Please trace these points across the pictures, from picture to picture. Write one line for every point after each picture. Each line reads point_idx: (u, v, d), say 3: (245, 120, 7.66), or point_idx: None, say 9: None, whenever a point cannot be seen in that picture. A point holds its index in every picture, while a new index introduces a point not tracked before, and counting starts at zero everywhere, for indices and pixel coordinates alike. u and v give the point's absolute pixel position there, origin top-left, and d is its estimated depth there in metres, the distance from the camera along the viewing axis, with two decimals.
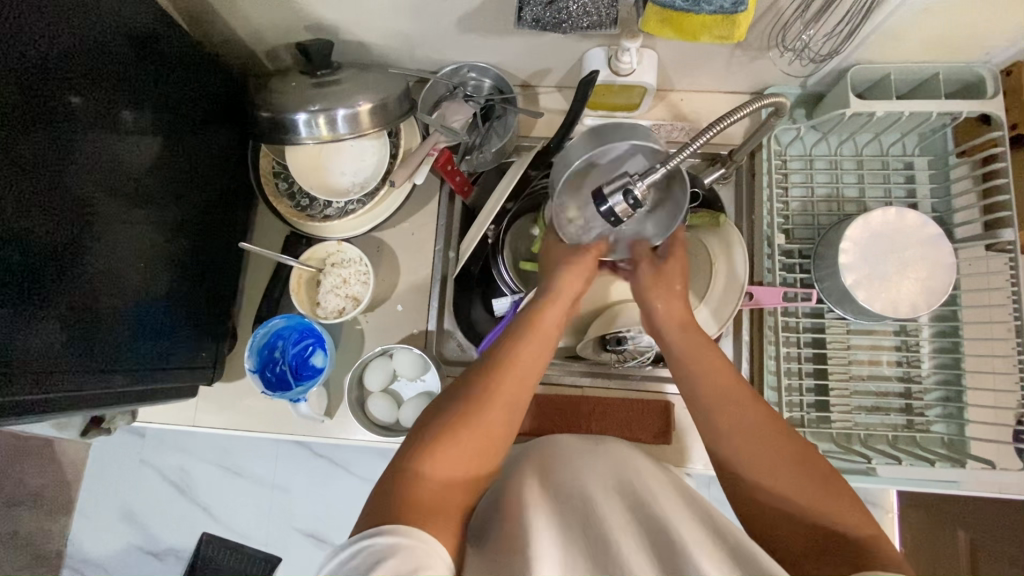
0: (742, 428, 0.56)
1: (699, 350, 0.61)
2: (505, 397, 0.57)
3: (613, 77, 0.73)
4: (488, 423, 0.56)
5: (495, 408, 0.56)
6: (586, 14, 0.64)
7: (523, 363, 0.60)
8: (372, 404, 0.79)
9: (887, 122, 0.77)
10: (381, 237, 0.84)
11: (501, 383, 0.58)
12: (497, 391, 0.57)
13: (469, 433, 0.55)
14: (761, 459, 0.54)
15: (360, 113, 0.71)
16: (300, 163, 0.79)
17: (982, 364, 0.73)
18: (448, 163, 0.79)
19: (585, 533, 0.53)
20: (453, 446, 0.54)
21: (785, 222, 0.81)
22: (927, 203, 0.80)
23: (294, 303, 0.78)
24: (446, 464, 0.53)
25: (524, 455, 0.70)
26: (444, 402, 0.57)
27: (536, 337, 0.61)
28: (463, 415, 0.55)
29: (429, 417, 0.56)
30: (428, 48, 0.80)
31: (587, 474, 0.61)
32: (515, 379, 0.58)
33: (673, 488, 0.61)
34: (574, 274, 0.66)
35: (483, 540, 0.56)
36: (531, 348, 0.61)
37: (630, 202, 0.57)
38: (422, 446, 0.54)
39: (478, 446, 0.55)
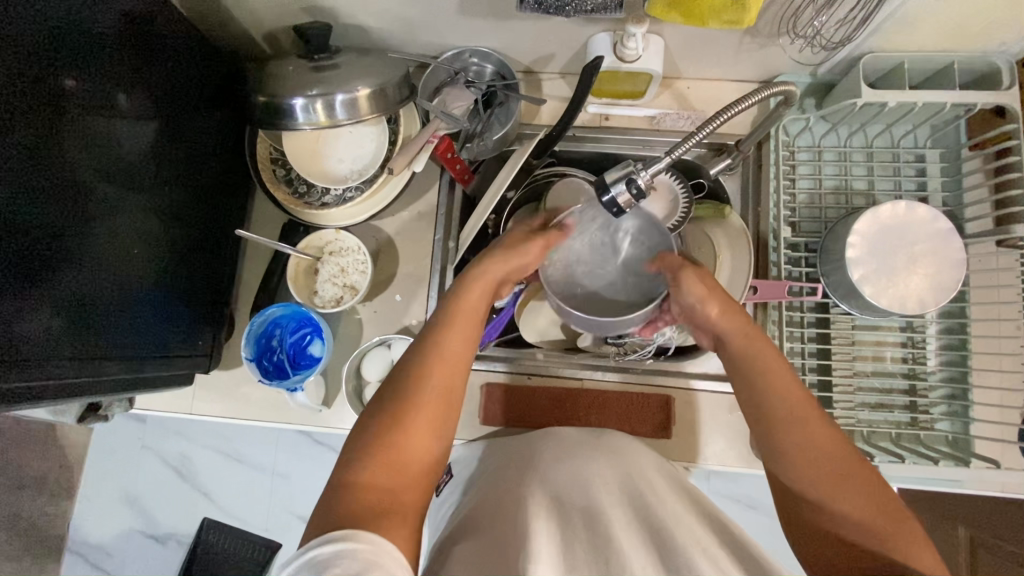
0: (802, 448, 0.52)
1: (761, 358, 0.55)
2: (437, 383, 0.55)
3: (619, 64, 0.71)
4: (425, 413, 0.54)
5: (431, 404, 0.54)
6: None
7: (452, 343, 0.57)
8: (369, 394, 0.78)
9: (899, 113, 0.75)
10: (380, 226, 0.83)
11: (429, 378, 0.55)
12: (428, 384, 0.55)
13: (411, 431, 0.53)
14: (813, 477, 0.51)
15: (359, 98, 0.69)
16: (297, 148, 0.77)
17: (989, 361, 0.72)
18: (449, 151, 0.76)
19: (584, 526, 0.52)
20: (396, 450, 0.52)
21: (792, 214, 0.80)
22: (937, 197, 0.78)
23: (291, 291, 0.77)
24: (402, 460, 0.52)
25: (517, 446, 0.69)
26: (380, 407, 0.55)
27: (465, 320, 0.58)
28: (398, 420, 0.53)
29: (367, 426, 0.54)
30: (429, 33, 0.78)
31: (587, 467, 0.61)
32: (447, 367, 0.56)
33: (673, 485, 0.60)
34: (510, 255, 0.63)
35: (473, 534, 0.55)
36: (461, 325, 0.58)
37: (634, 190, 0.56)
38: (363, 457, 0.52)
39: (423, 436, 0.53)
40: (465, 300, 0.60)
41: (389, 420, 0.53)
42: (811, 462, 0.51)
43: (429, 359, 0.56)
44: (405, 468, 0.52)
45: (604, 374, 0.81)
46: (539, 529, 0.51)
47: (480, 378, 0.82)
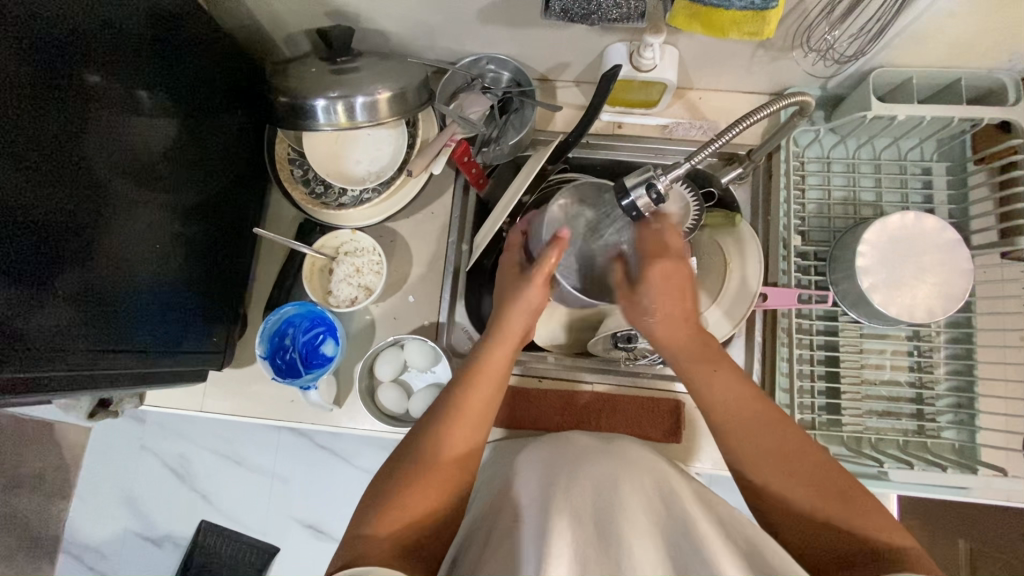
0: (749, 447, 0.57)
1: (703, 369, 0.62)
2: (464, 440, 0.59)
3: (635, 72, 0.73)
4: (448, 468, 0.57)
5: (450, 460, 0.58)
6: (614, 7, 0.64)
7: (479, 402, 0.62)
8: (381, 394, 0.79)
9: (907, 127, 0.76)
10: (394, 228, 0.84)
11: (456, 431, 0.59)
12: (454, 439, 0.59)
13: (431, 485, 0.56)
14: (770, 476, 0.56)
15: (379, 101, 0.71)
16: (317, 150, 0.78)
17: (995, 370, 0.73)
18: (465, 155, 0.77)
19: (596, 525, 0.52)
20: (414, 500, 0.54)
21: (801, 224, 0.81)
22: (944, 210, 0.80)
23: (306, 290, 0.78)
24: (412, 504, 0.55)
25: (531, 453, 0.70)
26: (402, 460, 0.58)
27: (490, 379, 0.63)
28: (418, 470, 0.56)
29: (385, 476, 0.57)
30: (448, 38, 0.79)
31: (597, 467, 0.60)
32: (472, 419, 0.61)
33: (687, 485, 0.61)
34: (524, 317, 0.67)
35: (490, 544, 0.55)
36: (487, 385, 0.63)
37: (653, 195, 0.57)
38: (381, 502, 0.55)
39: (442, 487, 0.56)
40: (490, 357, 0.65)
41: (410, 473, 0.56)
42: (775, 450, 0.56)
43: (452, 415, 0.60)
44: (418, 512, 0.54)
45: (614, 378, 0.82)
46: (555, 526, 0.50)
47: None
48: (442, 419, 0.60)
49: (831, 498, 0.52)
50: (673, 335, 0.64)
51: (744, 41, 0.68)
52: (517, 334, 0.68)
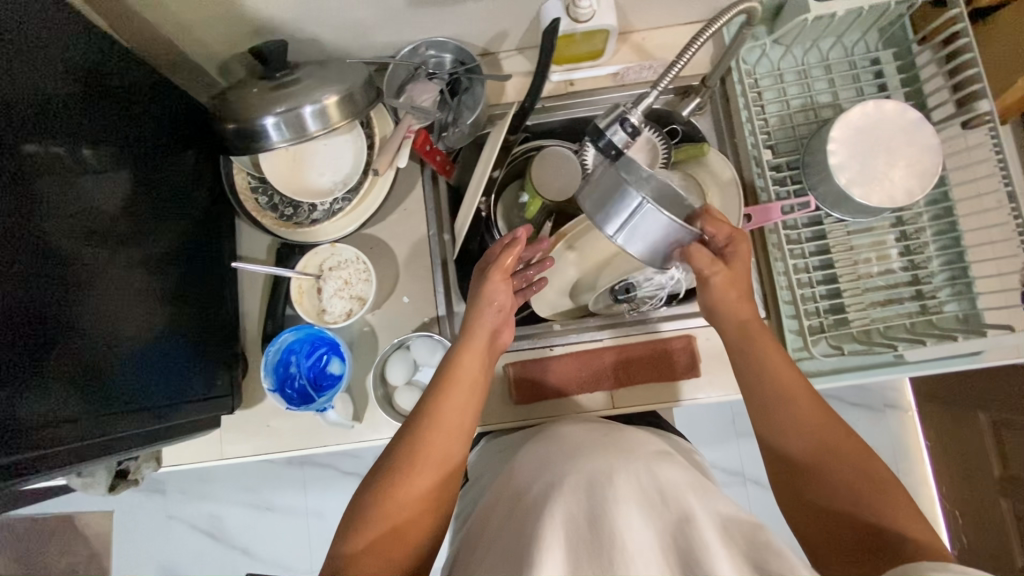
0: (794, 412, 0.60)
1: (751, 335, 0.65)
2: (440, 449, 0.60)
3: (574, 24, 0.73)
4: (428, 473, 0.59)
5: (425, 467, 0.59)
6: None
7: (452, 409, 0.63)
8: (399, 398, 0.76)
9: (847, 22, 0.78)
10: (372, 233, 0.82)
11: (432, 439, 0.60)
12: (427, 450, 0.60)
13: (406, 497, 0.57)
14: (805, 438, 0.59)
15: (328, 106, 0.70)
16: (276, 170, 0.75)
17: (982, 237, 0.75)
18: (427, 143, 0.76)
19: (586, 520, 0.50)
20: (393, 507, 0.56)
21: (767, 138, 0.81)
22: (899, 94, 0.81)
23: (299, 312, 0.76)
24: (391, 515, 0.56)
25: (525, 448, 0.69)
26: (383, 466, 0.60)
27: (462, 384, 0.64)
28: (397, 483, 0.57)
29: (366, 488, 0.58)
30: (382, 31, 0.78)
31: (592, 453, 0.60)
32: (449, 426, 0.62)
33: (681, 465, 0.59)
34: (487, 317, 0.69)
35: (483, 543, 0.56)
36: (461, 390, 0.64)
37: (629, 129, 0.57)
38: (360, 516, 0.56)
39: (422, 498, 0.58)
40: (459, 368, 0.66)
41: (388, 488, 0.58)
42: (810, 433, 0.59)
43: (426, 426, 0.61)
44: (399, 522, 0.56)
45: (621, 329, 0.82)
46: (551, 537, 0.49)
47: None
48: (411, 433, 0.61)
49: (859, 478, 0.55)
50: (737, 315, 0.66)
51: None
52: (482, 337, 0.68)
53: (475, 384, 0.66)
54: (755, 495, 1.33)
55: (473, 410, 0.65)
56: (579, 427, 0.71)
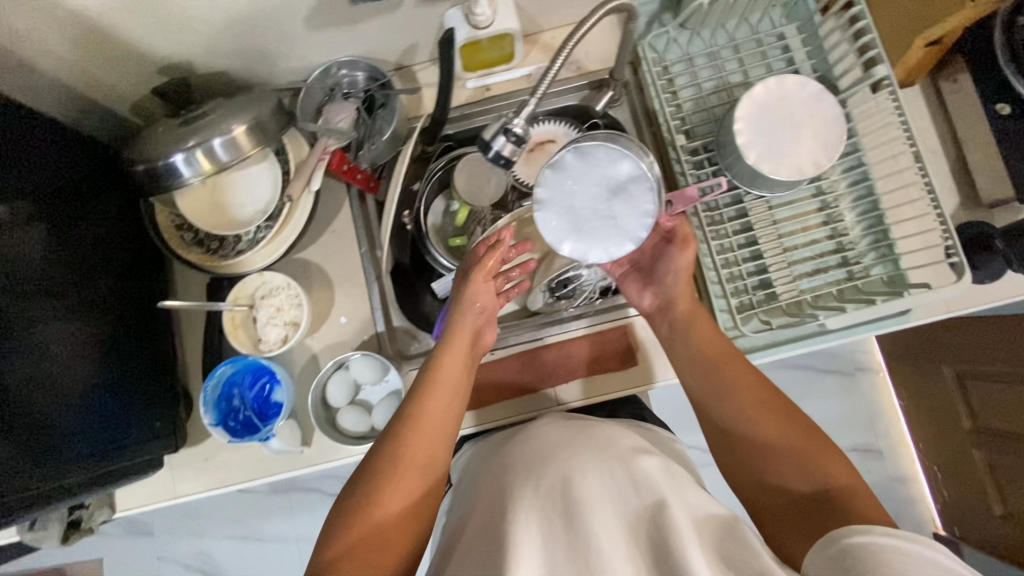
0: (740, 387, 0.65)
1: (697, 318, 0.71)
2: (422, 451, 0.62)
3: (474, 32, 0.73)
4: (410, 475, 0.60)
5: (408, 469, 0.61)
6: None
7: (434, 412, 0.64)
8: (342, 419, 0.76)
9: (746, 1, 0.79)
10: (304, 257, 0.82)
11: (414, 441, 0.62)
12: (410, 452, 0.61)
13: (390, 497, 0.59)
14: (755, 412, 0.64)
15: (237, 137, 0.70)
16: (196, 207, 0.75)
17: (897, 198, 0.76)
18: (344, 162, 0.77)
19: (563, 514, 0.53)
20: (378, 508, 0.58)
21: (683, 123, 0.82)
22: (806, 67, 0.82)
23: (234, 345, 0.77)
24: (373, 516, 0.58)
25: (507, 440, 0.70)
26: (366, 469, 0.61)
27: (444, 386, 0.66)
28: (381, 485, 0.59)
29: (351, 490, 0.60)
30: (289, 57, 0.78)
31: (573, 443, 0.61)
32: (431, 424, 0.63)
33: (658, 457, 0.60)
34: (466, 319, 0.70)
35: (461, 542, 0.58)
36: (443, 393, 0.65)
37: (513, 138, 0.57)
38: (345, 520, 0.58)
39: (405, 499, 0.60)
40: (440, 370, 0.66)
41: (372, 490, 0.59)
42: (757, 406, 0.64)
43: (408, 429, 0.62)
44: (382, 523, 0.58)
45: (561, 325, 0.83)
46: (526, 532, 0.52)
47: None
48: (394, 435, 0.63)
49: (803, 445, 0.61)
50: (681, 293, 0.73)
51: None
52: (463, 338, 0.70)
53: (457, 385, 0.67)
54: None
55: (455, 411, 0.66)
56: (550, 424, 0.68)
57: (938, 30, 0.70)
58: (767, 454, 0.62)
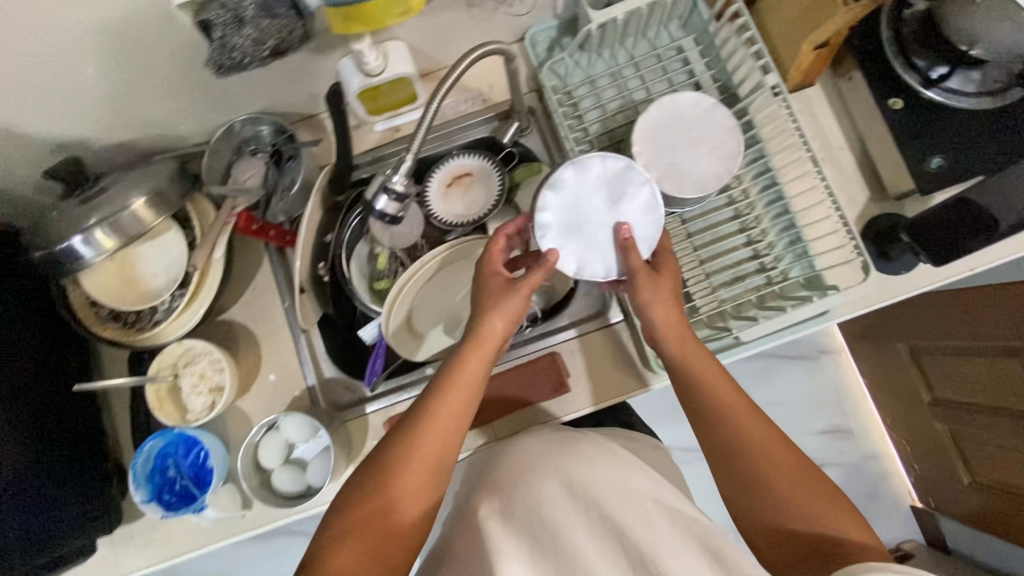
0: (741, 420, 0.61)
1: (691, 352, 0.63)
2: (432, 452, 0.59)
3: (368, 80, 0.73)
4: (417, 474, 0.58)
5: (415, 469, 0.58)
6: (256, 44, 0.57)
7: (449, 412, 0.60)
8: (277, 480, 0.75)
9: (638, 20, 0.79)
10: (229, 318, 0.82)
11: (424, 440, 0.59)
12: (421, 449, 0.59)
13: (394, 490, 0.57)
14: (759, 447, 0.60)
15: (136, 211, 0.70)
16: (107, 283, 0.75)
17: (808, 200, 0.77)
18: (251, 223, 0.77)
19: (552, 542, 0.51)
20: (382, 501, 0.57)
21: (591, 146, 0.82)
22: (708, 77, 0.83)
23: (160, 419, 0.76)
24: (370, 509, 0.56)
25: (520, 452, 0.68)
26: (374, 461, 0.59)
27: (461, 389, 0.62)
28: (389, 478, 0.57)
29: (359, 479, 0.58)
30: (189, 122, 0.77)
31: (553, 462, 0.61)
32: (443, 429, 0.60)
33: (637, 472, 0.61)
34: (495, 319, 0.64)
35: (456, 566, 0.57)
36: (459, 395, 0.61)
37: (393, 196, 0.57)
38: (348, 510, 0.57)
39: (407, 496, 0.57)
40: (462, 368, 0.63)
41: (379, 481, 0.57)
42: (768, 443, 0.60)
43: (419, 425, 0.60)
44: (383, 517, 0.56)
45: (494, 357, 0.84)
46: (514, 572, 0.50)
47: (379, 420, 0.79)
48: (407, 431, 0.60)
49: (811, 489, 0.57)
50: (670, 329, 0.64)
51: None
52: (490, 345, 0.64)
53: (476, 391, 0.63)
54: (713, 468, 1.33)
55: (470, 414, 0.63)
56: (535, 440, 0.70)
57: (821, 35, 0.70)
58: (772, 493, 0.58)
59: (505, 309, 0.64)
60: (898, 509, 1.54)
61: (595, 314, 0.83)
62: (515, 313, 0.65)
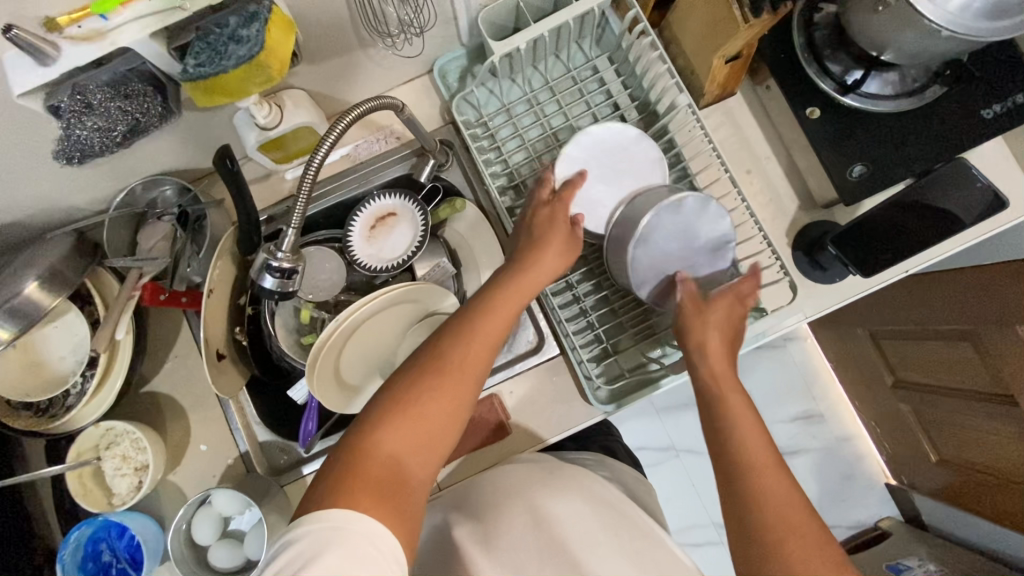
0: (771, 469, 0.53)
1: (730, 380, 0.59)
2: (479, 356, 0.57)
3: (265, 134, 0.68)
4: (463, 376, 0.56)
5: (464, 371, 0.56)
6: (109, 128, 0.57)
7: (497, 322, 0.60)
8: (214, 557, 0.72)
9: (547, 44, 0.77)
10: (153, 390, 0.78)
11: (474, 342, 0.58)
12: (470, 350, 0.57)
13: (439, 391, 0.55)
14: (786, 501, 0.51)
15: (30, 296, 0.66)
16: (12, 370, 0.72)
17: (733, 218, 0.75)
18: (159, 293, 0.71)
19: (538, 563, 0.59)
20: (430, 403, 0.54)
21: (512, 177, 0.80)
22: (625, 97, 0.81)
23: (86, 506, 0.73)
24: (412, 414, 0.53)
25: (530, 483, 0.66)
26: (417, 361, 0.57)
27: (510, 303, 0.62)
28: (435, 377, 0.55)
29: (401, 379, 0.56)
30: (84, 192, 0.73)
31: (531, 493, 0.64)
32: (489, 344, 0.58)
33: (601, 492, 0.66)
34: (553, 252, 0.66)
35: None
36: (508, 305, 0.61)
37: (277, 272, 0.58)
38: (386, 405, 0.54)
39: (447, 403, 0.55)
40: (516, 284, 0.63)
41: (423, 380, 0.55)
42: (791, 501, 0.51)
43: (473, 327, 0.59)
44: (420, 418, 0.53)
45: None
46: None
47: None
48: (458, 333, 0.59)
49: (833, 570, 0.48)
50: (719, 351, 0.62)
51: (328, 42, 0.66)
52: (529, 291, 0.64)
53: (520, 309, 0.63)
54: (686, 470, 1.31)
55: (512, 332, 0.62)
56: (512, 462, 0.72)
57: (731, 48, 0.67)
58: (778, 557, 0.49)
59: (561, 242, 0.67)
60: (875, 489, 1.47)
61: (532, 349, 0.80)
62: (552, 268, 0.66)
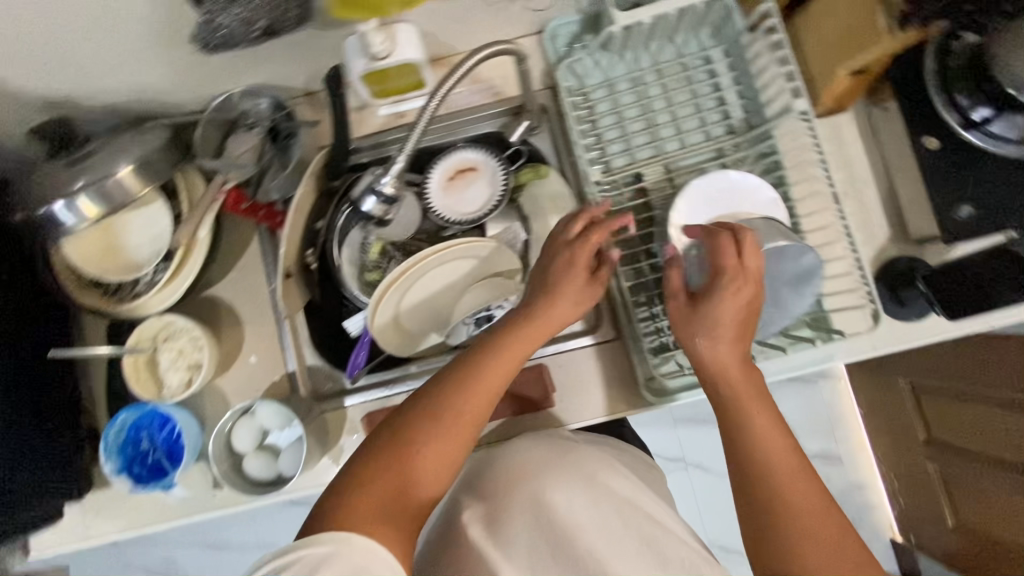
0: (791, 490, 0.52)
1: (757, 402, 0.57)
2: (472, 411, 0.56)
3: (373, 63, 0.67)
4: (456, 426, 0.55)
5: (457, 420, 0.56)
6: (247, 23, 0.61)
7: (493, 373, 0.58)
8: (248, 466, 0.74)
9: (666, 25, 0.75)
10: (215, 294, 0.80)
11: (467, 393, 0.56)
12: (463, 401, 0.56)
13: (431, 440, 0.54)
14: (808, 527, 0.50)
15: (122, 178, 0.67)
16: (91, 249, 0.74)
17: (822, 236, 0.73)
18: (240, 203, 0.76)
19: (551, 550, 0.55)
20: (424, 451, 0.53)
21: (602, 153, 0.79)
22: (733, 93, 0.79)
23: (135, 393, 0.74)
24: (403, 462, 0.52)
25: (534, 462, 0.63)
26: (410, 409, 0.56)
27: (512, 351, 0.60)
28: (426, 428, 0.54)
29: (391, 428, 0.55)
30: (187, 88, 0.74)
31: (535, 477, 0.60)
32: (482, 400, 0.57)
33: (622, 482, 0.62)
34: (568, 298, 0.63)
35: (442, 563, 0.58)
36: (507, 356, 0.59)
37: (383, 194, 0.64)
38: (378, 452, 0.53)
39: (440, 453, 0.54)
40: (521, 334, 0.61)
41: (414, 431, 0.54)
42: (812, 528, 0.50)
43: (467, 377, 0.57)
44: (406, 468, 0.52)
45: None
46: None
47: (357, 414, 0.77)
48: (450, 384, 0.57)
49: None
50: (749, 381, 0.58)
51: None
52: (535, 341, 0.61)
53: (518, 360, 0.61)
54: (700, 480, 1.30)
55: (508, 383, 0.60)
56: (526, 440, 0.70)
57: (861, 60, 0.65)
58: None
59: (578, 289, 0.64)
60: (879, 539, 1.45)
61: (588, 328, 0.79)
62: (563, 314, 0.63)
